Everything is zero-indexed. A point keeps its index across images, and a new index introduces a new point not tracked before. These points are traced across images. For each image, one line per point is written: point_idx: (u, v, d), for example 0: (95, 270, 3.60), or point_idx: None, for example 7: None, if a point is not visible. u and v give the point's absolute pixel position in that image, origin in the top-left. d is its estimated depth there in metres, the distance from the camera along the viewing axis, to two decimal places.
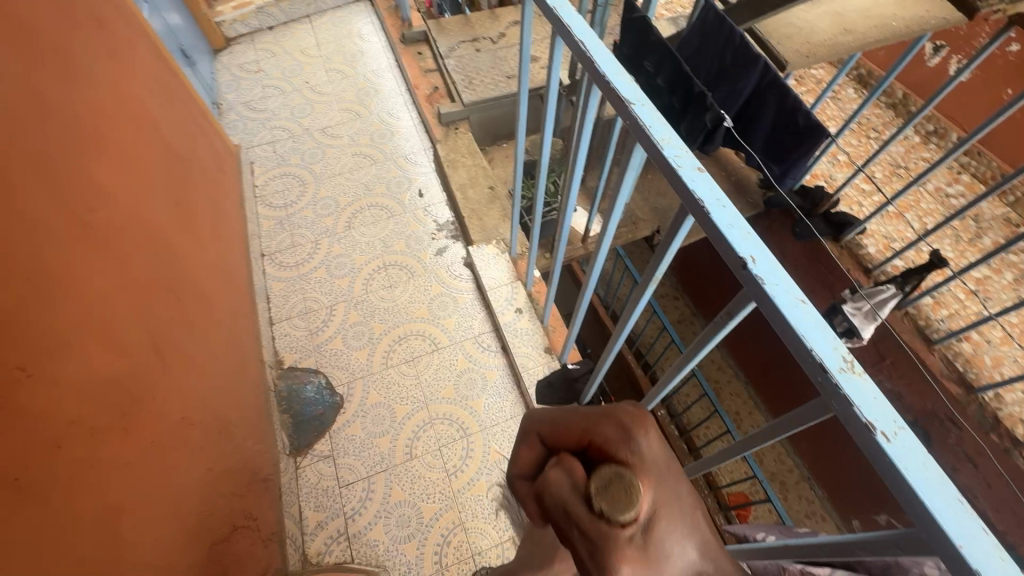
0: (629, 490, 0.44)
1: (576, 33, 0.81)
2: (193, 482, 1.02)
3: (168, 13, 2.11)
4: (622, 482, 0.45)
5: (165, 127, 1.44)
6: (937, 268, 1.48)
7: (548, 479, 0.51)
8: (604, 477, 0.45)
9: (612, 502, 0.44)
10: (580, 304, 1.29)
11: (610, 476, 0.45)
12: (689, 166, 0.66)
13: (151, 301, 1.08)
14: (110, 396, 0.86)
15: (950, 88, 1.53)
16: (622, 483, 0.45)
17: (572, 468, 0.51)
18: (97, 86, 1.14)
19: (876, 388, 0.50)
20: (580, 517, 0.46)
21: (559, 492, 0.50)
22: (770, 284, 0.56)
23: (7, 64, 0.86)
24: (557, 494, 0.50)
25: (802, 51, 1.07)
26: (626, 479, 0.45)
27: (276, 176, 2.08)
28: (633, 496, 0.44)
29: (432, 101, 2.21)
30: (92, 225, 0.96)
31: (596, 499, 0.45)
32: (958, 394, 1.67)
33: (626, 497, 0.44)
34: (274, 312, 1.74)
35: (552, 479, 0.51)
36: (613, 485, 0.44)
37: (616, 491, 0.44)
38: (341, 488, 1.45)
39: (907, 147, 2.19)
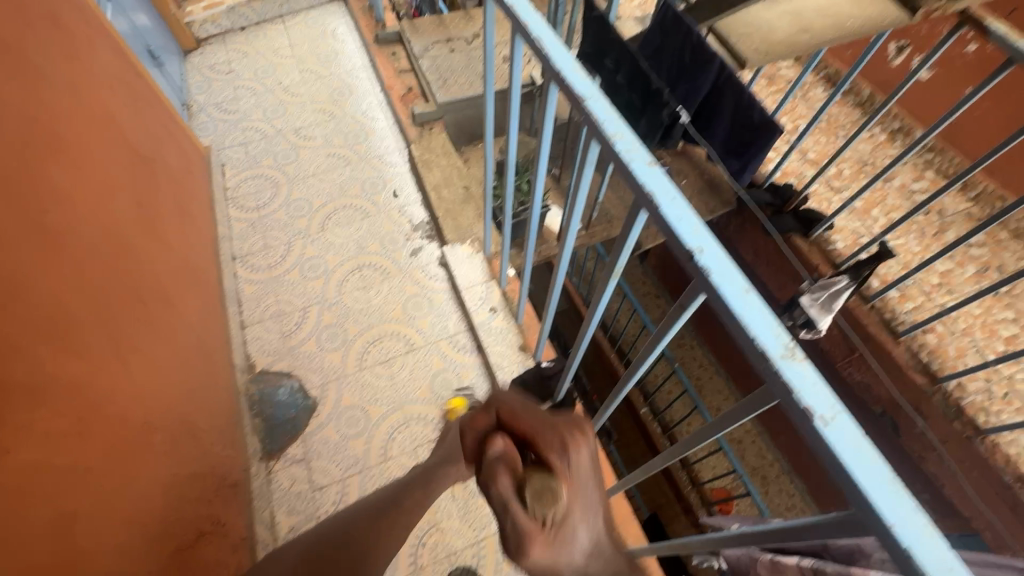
0: (554, 497, 0.55)
1: (534, 32, 0.82)
2: (155, 487, 1.00)
3: (134, 13, 2.07)
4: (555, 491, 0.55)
5: (128, 128, 1.41)
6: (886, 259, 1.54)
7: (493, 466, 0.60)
8: (540, 486, 0.55)
9: (541, 505, 0.54)
10: (551, 300, 1.30)
11: (544, 485, 0.55)
12: (641, 160, 0.67)
13: (112, 304, 1.06)
14: (65, 400, 0.84)
15: (911, 85, 1.57)
16: (551, 491, 0.55)
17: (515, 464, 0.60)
18: (54, 85, 1.11)
19: (817, 373, 0.51)
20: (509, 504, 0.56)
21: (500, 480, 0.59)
22: (716, 275, 0.57)
23: None
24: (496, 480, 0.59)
25: (760, 50, 1.11)
26: (554, 489, 0.55)
27: (248, 178, 2.05)
28: (554, 502, 0.55)
29: (406, 101, 2.20)
30: (48, 228, 0.94)
31: (529, 498, 0.55)
32: (923, 384, 1.71)
33: (551, 504, 0.54)
34: (246, 315, 1.72)
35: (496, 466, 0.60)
36: (545, 493, 0.54)
37: (544, 497, 0.55)
38: (314, 492, 1.43)
39: (873, 144, 2.21)
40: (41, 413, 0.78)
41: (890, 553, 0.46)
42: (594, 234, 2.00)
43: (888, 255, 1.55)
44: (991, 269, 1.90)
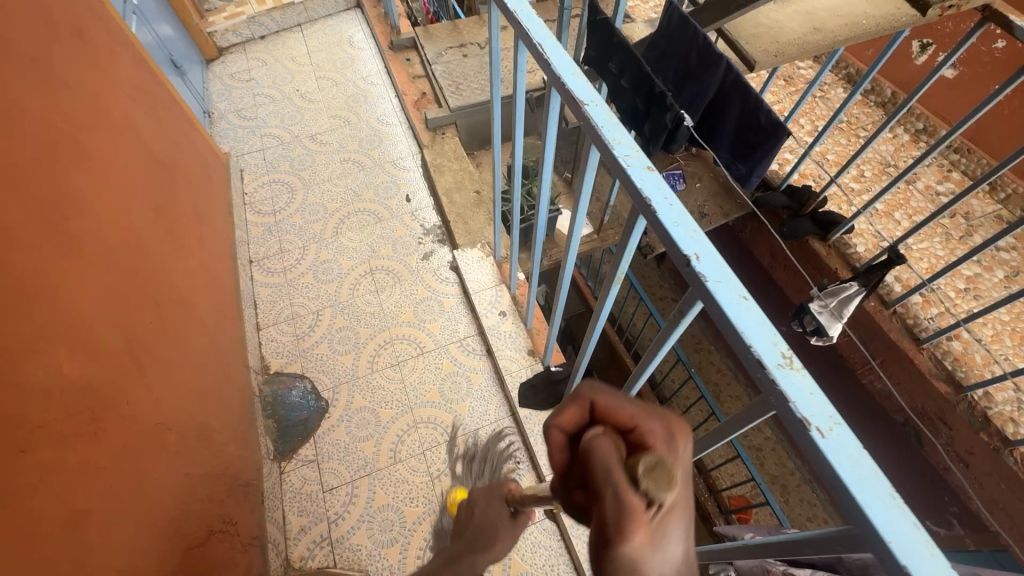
0: (671, 474, 0.42)
1: (535, 37, 0.82)
2: (167, 486, 1.03)
3: (158, 25, 2.14)
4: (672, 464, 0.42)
5: (148, 136, 1.45)
6: (896, 265, 1.48)
7: (590, 441, 0.48)
8: (653, 458, 0.42)
9: (655, 483, 0.41)
10: (559, 302, 1.30)
11: (658, 457, 0.42)
12: (638, 165, 0.66)
13: (129, 307, 1.10)
14: (80, 401, 0.87)
15: (932, 83, 1.52)
16: (666, 467, 0.42)
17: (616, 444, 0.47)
18: (75, 95, 1.16)
19: (814, 383, 0.50)
20: (614, 484, 0.43)
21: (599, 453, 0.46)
22: (712, 281, 0.56)
23: None
24: (594, 458, 0.46)
25: (771, 51, 1.08)
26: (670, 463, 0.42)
27: (265, 183, 2.10)
28: (673, 480, 0.41)
29: (420, 106, 2.23)
30: (68, 233, 0.98)
31: (640, 472, 0.42)
32: (948, 394, 1.63)
33: (669, 484, 0.41)
34: (262, 318, 1.76)
35: (594, 444, 0.47)
36: (663, 469, 0.41)
37: (660, 472, 0.41)
38: (325, 493, 1.45)
39: (896, 146, 2.19)
40: (54, 413, 0.80)
41: (888, 572, 0.45)
42: (607, 237, 2.01)
43: (900, 262, 1.51)
44: (1021, 274, 1.83)
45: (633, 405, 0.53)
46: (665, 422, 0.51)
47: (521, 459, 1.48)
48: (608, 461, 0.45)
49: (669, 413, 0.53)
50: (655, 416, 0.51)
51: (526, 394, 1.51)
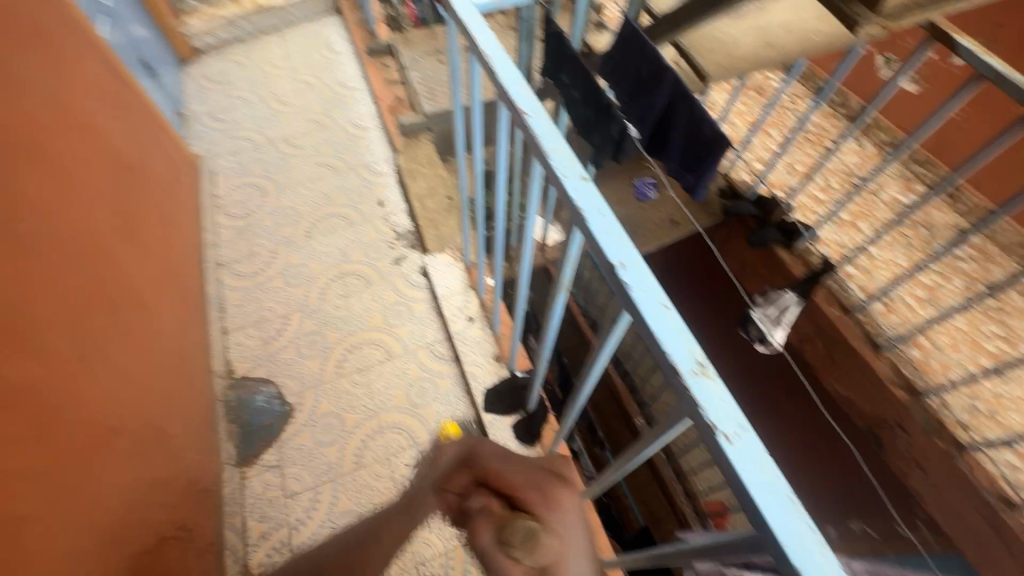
0: (535, 538, 0.62)
1: (484, 48, 0.84)
2: (116, 490, 1.02)
3: (131, 25, 2.12)
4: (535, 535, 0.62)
5: (112, 137, 1.44)
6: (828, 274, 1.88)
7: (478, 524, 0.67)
8: (520, 531, 0.62)
9: (522, 548, 0.61)
10: (521, 307, 1.31)
11: (523, 529, 0.62)
12: (574, 175, 0.67)
13: (84, 310, 1.09)
14: (25, 405, 0.86)
15: (889, 95, 1.55)
16: (532, 534, 0.62)
17: (497, 513, 0.68)
18: (32, 95, 1.15)
19: (724, 390, 0.52)
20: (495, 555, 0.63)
21: (484, 534, 0.65)
22: (635, 290, 0.58)
23: None
24: (481, 536, 0.66)
25: (722, 66, 1.18)
26: (534, 529, 0.62)
27: (237, 186, 2.09)
28: (536, 541, 0.62)
29: (395, 111, 2.24)
30: (21, 236, 0.97)
31: (512, 544, 0.62)
32: (904, 400, 1.68)
33: (532, 544, 0.61)
34: (228, 322, 1.74)
35: (479, 523, 0.67)
36: (527, 539, 0.62)
37: (525, 538, 0.62)
38: (287, 498, 1.44)
39: (861, 156, 2.20)
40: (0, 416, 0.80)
41: (785, 572, 0.47)
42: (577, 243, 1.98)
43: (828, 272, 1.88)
44: (978, 283, 1.88)
45: (511, 473, 0.72)
46: (536, 481, 0.71)
47: None
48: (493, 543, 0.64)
49: (538, 473, 0.72)
50: (528, 480, 0.71)
51: (491, 399, 1.51)
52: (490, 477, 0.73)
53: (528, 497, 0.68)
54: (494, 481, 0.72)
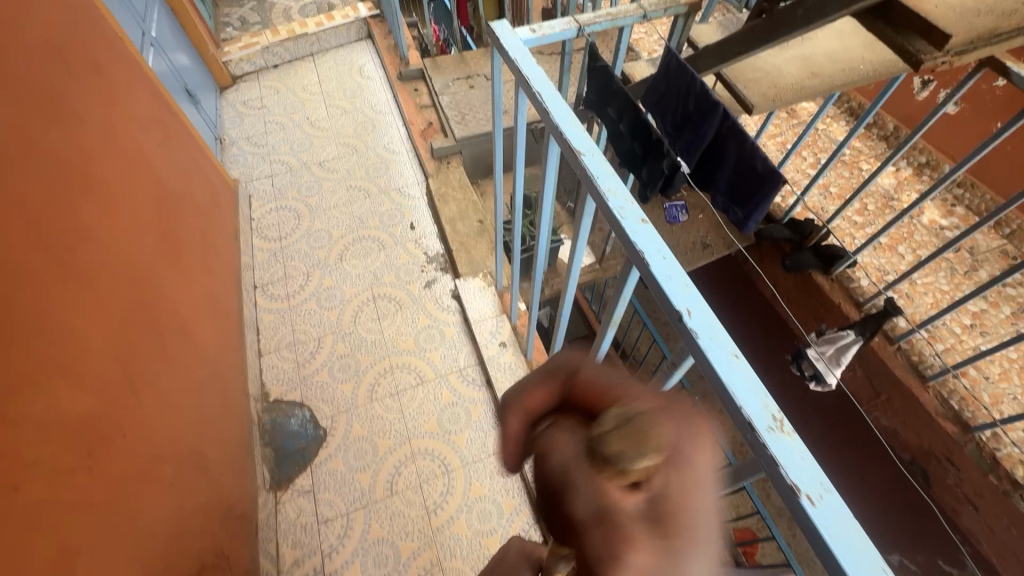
0: (644, 437, 0.39)
1: (535, 85, 0.85)
2: (159, 518, 1.03)
3: (174, 54, 2.20)
4: (653, 444, 0.39)
5: (157, 165, 1.48)
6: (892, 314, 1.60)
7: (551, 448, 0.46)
8: (627, 425, 0.40)
9: (628, 445, 0.39)
10: (559, 335, 1.30)
11: (631, 427, 0.40)
12: (632, 218, 0.67)
13: (131, 338, 1.11)
14: (78, 434, 0.87)
15: (936, 119, 1.51)
16: (637, 432, 0.40)
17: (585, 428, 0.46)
18: (88, 128, 1.19)
19: (804, 448, 0.50)
20: (586, 487, 0.40)
21: (562, 452, 0.44)
22: (704, 339, 0.56)
23: (5, 118, 0.92)
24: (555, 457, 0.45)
25: (768, 96, 1.16)
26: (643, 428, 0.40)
27: (272, 210, 2.13)
28: (649, 444, 0.39)
29: (426, 135, 2.27)
30: (74, 266, 0.99)
31: (612, 445, 0.40)
32: (953, 434, 1.60)
33: (645, 450, 0.38)
34: (264, 344, 1.76)
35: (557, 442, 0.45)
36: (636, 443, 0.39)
37: (631, 434, 0.39)
38: (320, 525, 1.44)
39: (899, 179, 2.17)
40: (51, 447, 0.81)
41: None
42: (607, 268, 2.08)
43: (896, 313, 1.64)
44: None
45: (606, 382, 0.51)
46: (664, 403, 0.45)
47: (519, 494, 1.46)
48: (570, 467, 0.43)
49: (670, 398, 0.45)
50: (643, 399, 0.47)
51: None
52: (590, 378, 0.52)
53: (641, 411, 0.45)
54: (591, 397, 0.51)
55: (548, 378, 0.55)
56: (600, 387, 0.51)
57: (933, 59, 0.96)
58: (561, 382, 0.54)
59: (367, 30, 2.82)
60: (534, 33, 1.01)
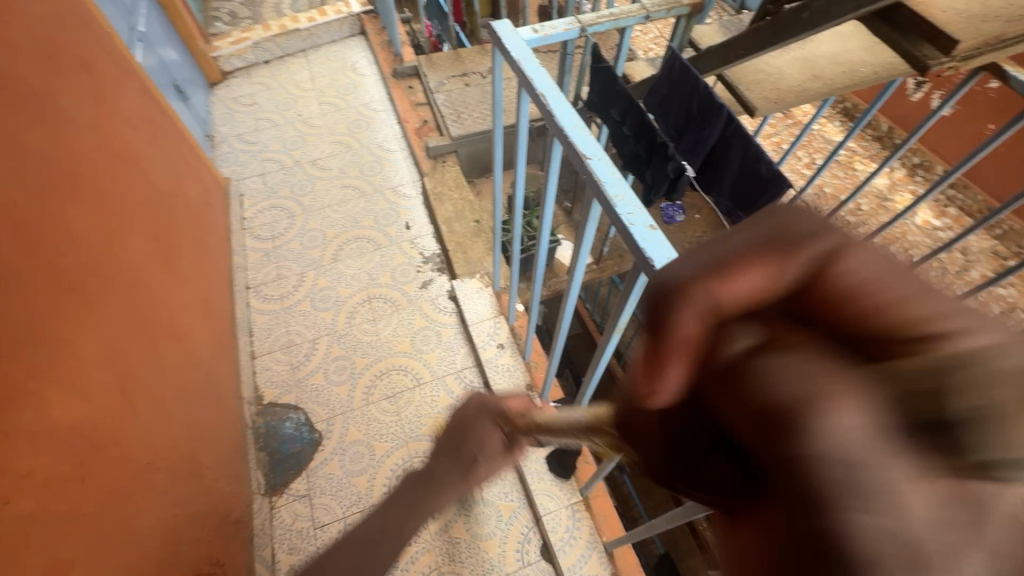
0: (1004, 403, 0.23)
1: (538, 87, 0.83)
2: (156, 527, 1.01)
3: (162, 49, 2.15)
4: (1015, 402, 0.20)
5: (148, 164, 1.45)
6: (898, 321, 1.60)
7: (761, 364, 0.26)
8: (972, 412, 0.21)
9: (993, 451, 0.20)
10: (559, 337, 1.29)
11: (989, 409, 0.21)
12: (641, 224, 0.66)
13: (123, 343, 1.08)
14: (71, 443, 0.85)
15: (932, 122, 1.52)
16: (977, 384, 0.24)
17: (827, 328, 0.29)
18: (77, 128, 1.16)
19: None
20: (843, 444, 0.22)
21: (783, 364, 0.25)
22: None
23: None
24: (781, 394, 0.25)
25: (770, 98, 1.19)
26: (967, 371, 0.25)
27: (264, 209, 2.09)
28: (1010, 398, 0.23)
29: (421, 134, 2.25)
30: (63, 271, 0.96)
31: (950, 435, 0.21)
32: None
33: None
34: (257, 346, 1.73)
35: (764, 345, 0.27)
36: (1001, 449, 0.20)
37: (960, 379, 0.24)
38: (317, 530, 1.42)
39: (893, 180, 2.20)
40: (43, 459, 0.78)
41: None
42: (605, 268, 2.08)
43: None
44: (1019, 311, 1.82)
45: (864, 275, 0.29)
46: (918, 290, 0.28)
47: (517, 497, 1.45)
48: (810, 388, 0.24)
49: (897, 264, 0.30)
50: (904, 299, 0.27)
51: None
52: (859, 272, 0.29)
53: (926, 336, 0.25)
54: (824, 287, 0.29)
55: (746, 263, 0.32)
56: (855, 280, 0.29)
57: (941, 64, 1.00)
58: (772, 267, 0.31)
59: (360, 26, 2.78)
60: (536, 33, 0.99)
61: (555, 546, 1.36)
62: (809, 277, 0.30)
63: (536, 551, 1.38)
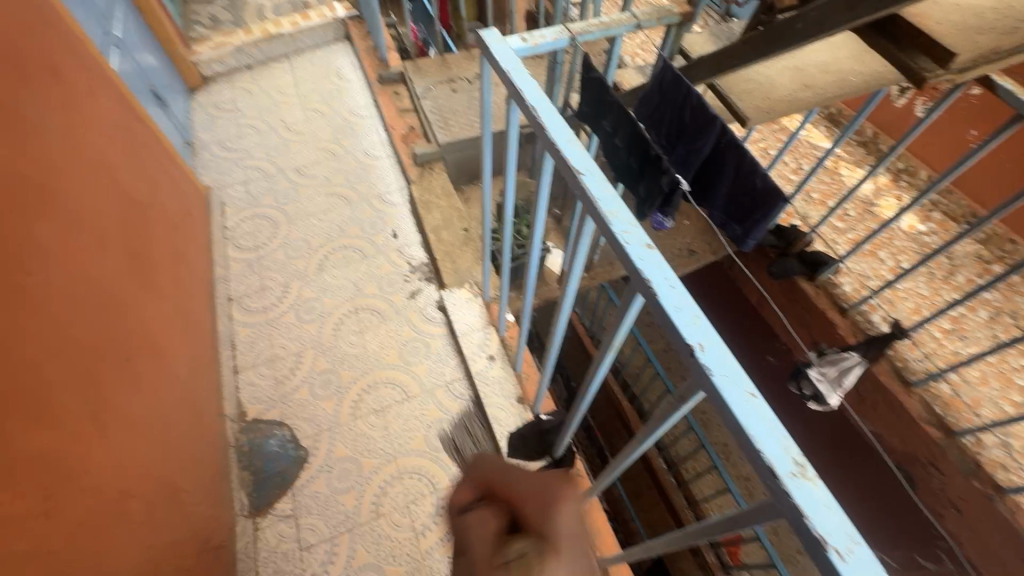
0: (530, 562, 0.55)
1: (529, 98, 0.81)
2: (127, 560, 0.96)
3: (140, 54, 2.08)
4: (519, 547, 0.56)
5: (122, 174, 1.39)
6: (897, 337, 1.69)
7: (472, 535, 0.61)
8: (517, 551, 0.56)
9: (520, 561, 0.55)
10: (551, 350, 1.26)
11: (523, 551, 0.56)
12: (638, 243, 0.63)
13: (94, 363, 1.03)
14: (36, 476, 0.81)
15: (920, 130, 1.53)
16: (526, 549, 0.56)
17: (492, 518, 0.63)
18: (46, 138, 1.11)
19: (829, 496, 0.47)
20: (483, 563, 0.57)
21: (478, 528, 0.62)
22: (719, 376, 0.53)
23: None
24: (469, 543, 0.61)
25: (762, 108, 1.17)
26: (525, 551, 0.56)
27: (247, 218, 2.04)
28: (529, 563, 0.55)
29: (408, 140, 2.22)
30: (29, 290, 0.91)
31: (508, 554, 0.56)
32: (937, 439, 1.64)
33: (528, 568, 0.54)
34: (240, 360, 1.68)
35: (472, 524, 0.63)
36: (523, 561, 0.55)
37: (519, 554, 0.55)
38: (302, 551, 1.37)
39: (879, 185, 2.21)
40: (4, 494, 0.74)
41: None
42: (595, 275, 2.06)
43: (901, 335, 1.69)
44: (1004, 315, 1.83)
45: (521, 483, 0.67)
46: (549, 492, 0.64)
47: None
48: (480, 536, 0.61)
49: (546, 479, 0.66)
50: (536, 493, 0.65)
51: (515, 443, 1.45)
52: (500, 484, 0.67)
53: (530, 510, 0.63)
54: (508, 489, 0.67)
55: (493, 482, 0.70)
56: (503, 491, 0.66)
57: (938, 77, 0.98)
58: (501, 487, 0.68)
59: (345, 30, 2.74)
60: (526, 42, 0.97)
61: None
62: (507, 492, 0.67)
63: None
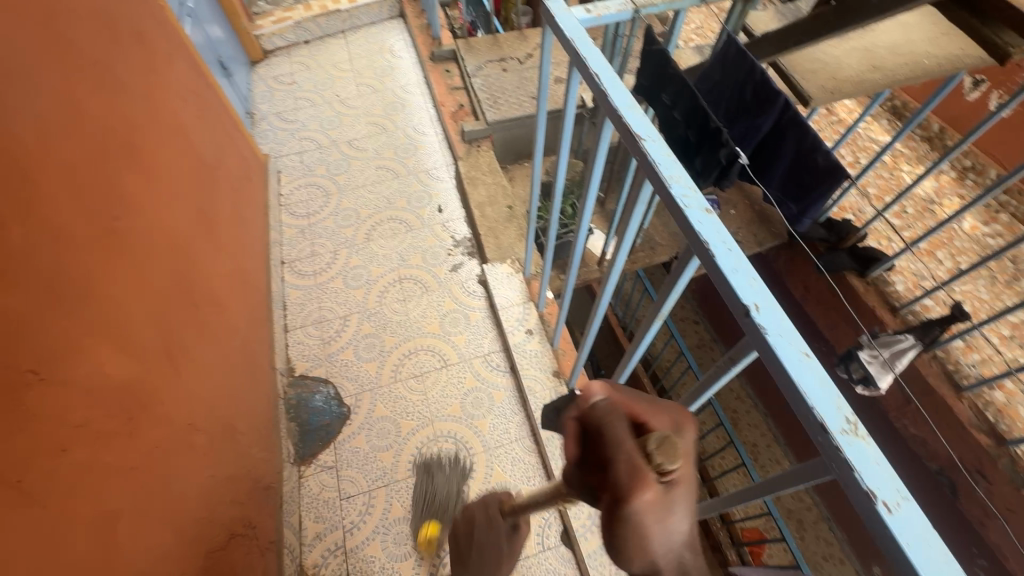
0: (673, 445, 0.51)
1: (592, 66, 0.82)
2: (195, 488, 1.05)
3: (209, 26, 2.19)
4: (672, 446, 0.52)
5: (194, 136, 1.48)
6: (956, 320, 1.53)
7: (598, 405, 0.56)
8: (660, 436, 0.52)
9: (666, 455, 0.51)
10: (589, 327, 1.27)
11: (664, 434, 0.52)
12: (696, 207, 0.64)
13: (167, 306, 1.11)
14: (120, 400, 0.89)
15: (989, 125, 1.44)
16: (670, 441, 0.52)
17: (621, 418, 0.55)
18: (131, 96, 1.19)
19: (880, 453, 0.48)
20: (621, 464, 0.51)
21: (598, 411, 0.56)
22: (773, 335, 0.54)
23: (56, 84, 0.93)
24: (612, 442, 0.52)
25: (827, 88, 1.14)
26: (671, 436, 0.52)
27: (302, 186, 2.12)
28: (676, 451, 0.51)
29: (457, 118, 2.26)
30: (115, 233, 0.99)
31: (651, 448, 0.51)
32: (987, 446, 1.57)
33: (675, 455, 0.51)
34: (290, 320, 1.77)
35: (604, 408, 0.56)
36: (667, 445, 0.51)
37: (666, 447, 0.51)
38: (342, 500, 1.45)
39: (941, 181, 2.12)
40: (92, 412, 0.81)
41: None
42: (636, 260, 2.06)
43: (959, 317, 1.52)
44: None
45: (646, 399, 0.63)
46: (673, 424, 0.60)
47: (538, 482, 1.47)
48: (615, 424, 0.53)
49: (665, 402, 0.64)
50: (661, 409, 0.62)
51: None
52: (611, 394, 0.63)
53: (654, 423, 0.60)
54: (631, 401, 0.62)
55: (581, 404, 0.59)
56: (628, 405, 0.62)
57: None
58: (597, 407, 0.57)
59: (400, 8, 2.78)
60: (590, 12, 0.98)
61: (576, 530, 1.37)
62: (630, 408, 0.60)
63: (556, 536, 1.40)
